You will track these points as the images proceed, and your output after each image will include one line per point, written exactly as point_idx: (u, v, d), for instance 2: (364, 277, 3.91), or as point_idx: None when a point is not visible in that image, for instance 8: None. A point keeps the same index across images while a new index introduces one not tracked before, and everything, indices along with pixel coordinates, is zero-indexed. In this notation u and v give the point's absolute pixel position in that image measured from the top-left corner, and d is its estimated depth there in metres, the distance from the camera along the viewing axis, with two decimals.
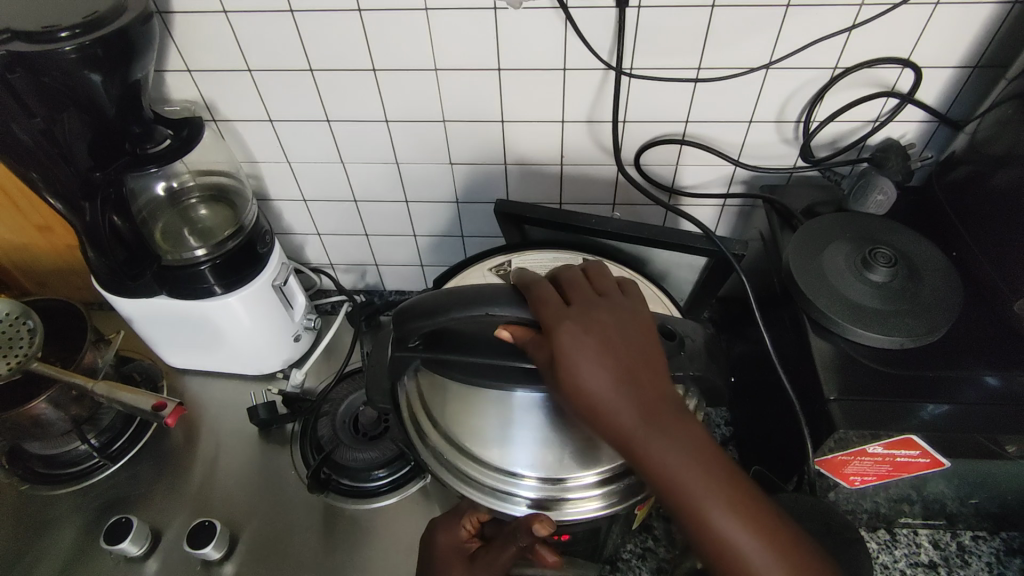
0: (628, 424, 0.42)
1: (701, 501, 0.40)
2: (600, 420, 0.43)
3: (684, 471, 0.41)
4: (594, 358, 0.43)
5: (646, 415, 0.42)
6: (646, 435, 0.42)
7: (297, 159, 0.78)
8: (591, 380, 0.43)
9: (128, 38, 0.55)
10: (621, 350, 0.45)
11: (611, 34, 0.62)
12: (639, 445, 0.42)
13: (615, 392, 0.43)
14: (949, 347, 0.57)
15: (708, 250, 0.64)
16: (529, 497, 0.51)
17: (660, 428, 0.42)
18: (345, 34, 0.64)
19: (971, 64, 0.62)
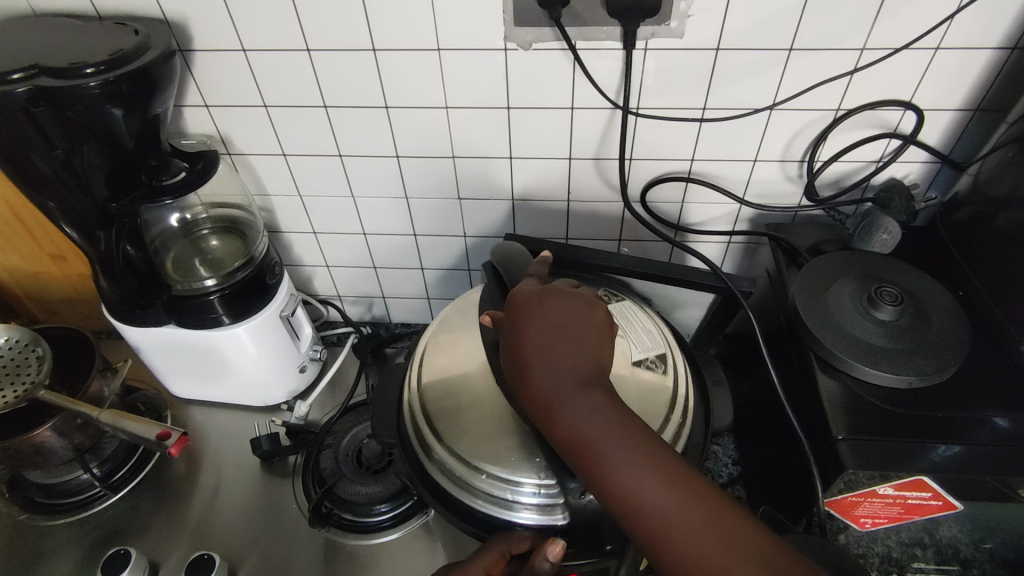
0: (554, 395, 0.44)
1: (618, 472, 0.41)
2: (532, 394, 0.45)
3: (592, 427, 0.43)
4: (538, 329, 0.48)
5: (573, 389, 0.44)
6: (564, 391, 0.44)
7: (308, 193, 0.80)
8: (527, 344, 0.47)
9: (151, 74, 0.57)
10: (564, 332, 0.48)
11: (619, 76, 0.64)
12: (554, 404, 0.44)
13: (543, 355, 0.46)
14: (959, 387, 0.57)
15: (714, 286, 0.65)
16: (531, 502, 0.50)
17: (583, 401, 0.44)
18: (360, 73, 0.66)
19: (971, 107, 0.63)
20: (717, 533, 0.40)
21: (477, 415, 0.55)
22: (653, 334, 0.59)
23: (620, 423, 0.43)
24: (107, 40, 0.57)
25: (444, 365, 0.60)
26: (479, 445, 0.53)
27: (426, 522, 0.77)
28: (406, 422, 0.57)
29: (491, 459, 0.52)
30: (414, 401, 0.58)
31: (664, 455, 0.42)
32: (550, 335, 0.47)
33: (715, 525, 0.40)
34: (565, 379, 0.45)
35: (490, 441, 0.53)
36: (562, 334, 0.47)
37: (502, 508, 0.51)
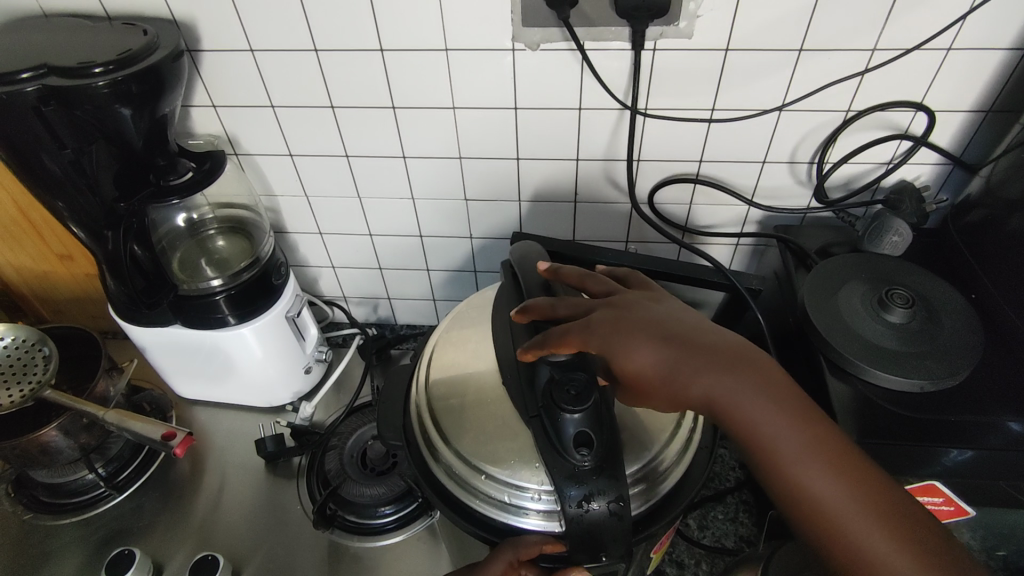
0: (699, 392, 0.46)
1: (799, 465, 0.43)
2: (653, 383, 0.47)
3: (772, 423, 0.44)
4: (647, 341, 0.47)
5: (732, 385, 0.45)
6: (721, 388, 0.45)
7: (315, 194, 0.80)
8: (650, 357, 0.47)
9: (160, 74, 0.57)
10: (668, 316, 0.50)
11: (627, 76, 0.63)
12: (731, 402, 0.45)
13: (667, 360, 0.47)
14: (970, 390, 0.56)
15: (723, 284, 0.64)
16: (537, 508, 0.50)
17: (757, 396, 0.44)
18: (367, 74, 0.66)
19: (983, 109, 0.63)
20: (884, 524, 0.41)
21: (480, 414, 0.55)
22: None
23: (792, 410, 0.44)
24: (116, 40, 0.57)
25: (454, 361, 0.60)
26: (479, 446, 0.53)
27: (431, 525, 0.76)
28: (414, 422, 0.57)
29: (497, 462, 0.51)
30: (421, 393, 0.58)
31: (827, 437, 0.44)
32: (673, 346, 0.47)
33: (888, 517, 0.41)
34: (705, 366, 0.46)
35: (492, 441, 0.53)
36: (667, 320, 0.49)
37: (502, 511, 0.51)
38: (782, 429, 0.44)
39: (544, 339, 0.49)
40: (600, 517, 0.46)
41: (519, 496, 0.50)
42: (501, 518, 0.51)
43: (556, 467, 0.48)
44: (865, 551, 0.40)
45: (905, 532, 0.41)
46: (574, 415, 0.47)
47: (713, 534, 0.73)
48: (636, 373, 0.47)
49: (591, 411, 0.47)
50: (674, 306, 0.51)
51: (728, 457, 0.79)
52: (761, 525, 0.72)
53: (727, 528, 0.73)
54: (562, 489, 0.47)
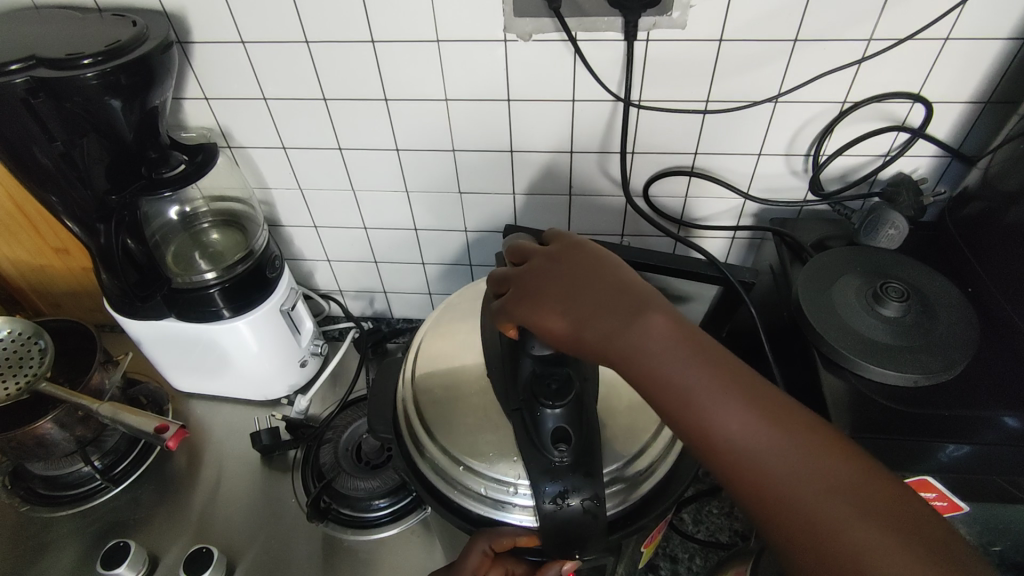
0: (613, 349, 0.41)
1: (731, 429, 0.38)
2: (566, 345, 0.43)
3: (690, 382, 0.39)
4: (558, 304, 0.44)
5: (647, 341, 0.40)
6: (632, 345, 0.40)
7: (309, 187, 0.79)
8: (561, 320, 0.43)
9: (150, 65, 0.56)
10: (577, 272, 0.45)
11: (620, 68, 0.63)
12: (647, 360, 0.40)
13: (574, 318, 0.43)
14: (967, 385, 0.55)
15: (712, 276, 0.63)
16: (520, 503, 0.49)
17: (676, 356, 0.40)
18: (359, 66, 0.66)
19: (982, 100, 0.62)
20: (829, 481, 0.36)
21: (465, 405, 0.56)
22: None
23: (713, 368, 0.39)
24: (105, 32, 0.57)
25: (443, 353, 0.60)
26: (463, 436, 0.53)
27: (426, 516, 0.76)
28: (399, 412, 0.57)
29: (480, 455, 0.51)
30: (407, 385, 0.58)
31: (757, 394, 0.39)
32: (581, 304, 0.43)
33: (830, 476, 0.36)
34: (614, 326, 0.41)
35: (475, 434, 0.53)
36: (576, 277, 0.44)
37: (485, 505, 0.50)
38: (706, 393, 0.39)
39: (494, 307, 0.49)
40: (575, 515, 0.47)
41: (501, 492, 0.50)
42: (482, 513, 0.50)
43: (535, 462, 0.48)
44: (809, 515, 0.36)
45: (854, 488, 0.36)
46: (555, 409, 0.48)
47: (708, 528, 0.73)
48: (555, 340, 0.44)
49: (572, 405, 0.48)
50: (593, 254, 0.46)
51: None
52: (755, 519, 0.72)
53: (722, 522, 0.73)
54: (536, 484, 0.47)
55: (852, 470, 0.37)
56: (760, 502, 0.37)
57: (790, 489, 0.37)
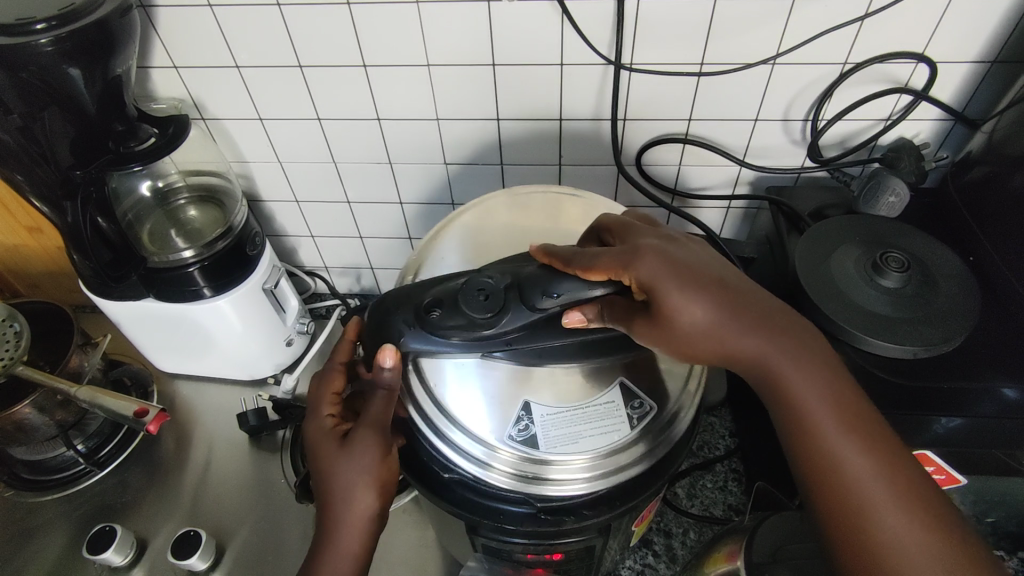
0: (747, 352, 0.39)
1: (843, 449, 0.39)
2: (690, 335, 0.40)
3: (812, 398, 0.39)
4: (691, 285, 0.40)
5: (780, 354, 0.39)
6: (769, 350, 0.39)
7: (288, 159, 0.76)
8: (693, 307, 0.39)
9: (109, 30, 0.53)
10: (714, 263, 0.42)
11: (610, 29, 0.59)
12: (776, 370, 0.39)
13: (712, 308, 0.39)
14: (967, 357, 0.54)
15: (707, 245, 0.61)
16: (505, 473, 0.48)
17: (801, 372, 0.40)
18: (335, 31, 0.62)
19: (988, 59, 0.59)
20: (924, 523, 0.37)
21: None
22: (578, 415, 0.48)
23: (835, 391, 0.40)
24: None
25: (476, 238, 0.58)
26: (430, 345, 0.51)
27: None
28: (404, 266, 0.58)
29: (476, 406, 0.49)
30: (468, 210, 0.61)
31: (870, 424, 0.39)
32: (720, 294, 0.40)
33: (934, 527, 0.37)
34: (755, 329, 0.39)
35: None
36: (711, 265, 0.42)
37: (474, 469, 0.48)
38: (823, 409, 0.39)
39: (584, 258, 0.45)
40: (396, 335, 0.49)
41: (481, 450, 0.48)
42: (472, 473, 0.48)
43: (415, 300, 0.50)
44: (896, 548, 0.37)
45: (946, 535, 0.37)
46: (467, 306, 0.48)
47: (701, 503, 0.72)
48: (678, 322, 0.40)
49: (467, 328, 0.47)
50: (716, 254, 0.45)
51: (718, 426, 0.78)
52: (750, 493, 0.71)
53: (716, 497, 0.73)
54: (397, 315, 0.49)
55: (939, 518, 0.38)
56: (847, 522, 0.38)
57: (883, 518, 0.37)
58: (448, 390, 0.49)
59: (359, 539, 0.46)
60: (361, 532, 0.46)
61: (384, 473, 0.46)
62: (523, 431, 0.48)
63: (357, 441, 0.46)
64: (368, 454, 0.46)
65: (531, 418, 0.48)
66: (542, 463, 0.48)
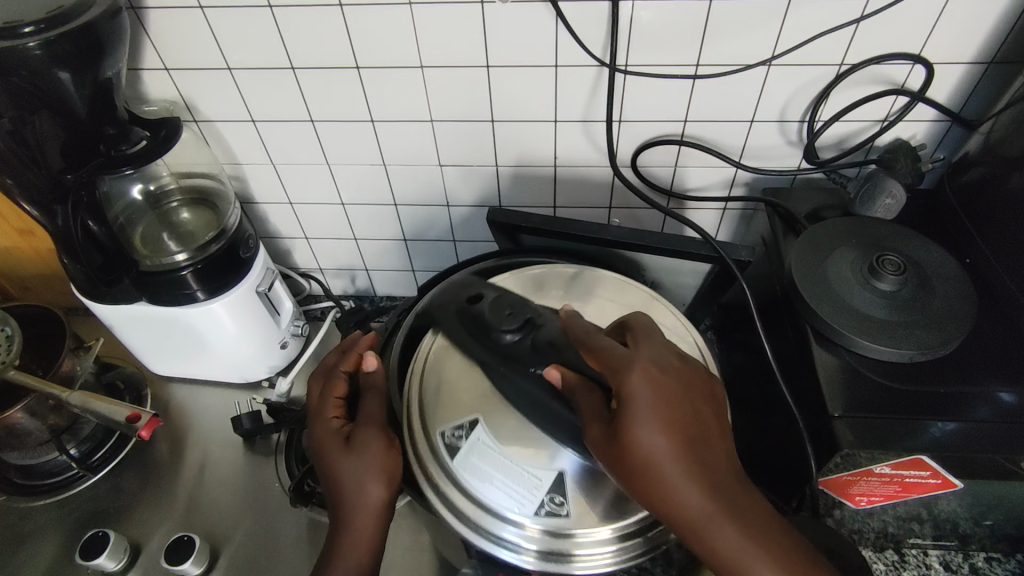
0: (693, 505, 0.41)
1: None
2: (640, 475, 0.42)
3: (755, 559, 0.40)
4: (649, 423, 0.42)
5: (723, 514, 0.41)
6: (711, 508, 0.41)
7: (281, 162, 0.76)
8: (648, 450, 0.42)
9: (98, 33, 0.52)
10: (685, 404, 0.44)
11: (605, 30, 0.59)
12: (714, 526, 0.40)
13: (664, 452, 0.42)
14: (963, 360, 0.54)
15: (708, 255, 0.62)
16: (516, 539, 0.48)
17: (746, 532, 0.40)
18: (327, 33, 0.62)
19: (985, 60, 0.59)
20: None
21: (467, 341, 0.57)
22: (509, 463, 0.49)
23: (781, 551, 0.40)
24: None
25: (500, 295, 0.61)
26: (441, 366, 0.55)
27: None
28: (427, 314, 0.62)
29: (473, 452, 0.50)
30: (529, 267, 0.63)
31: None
32: (675, 439, 0.42)
33: None
34: (701, 484, 0.41)
35: (449, 369, 0.55)
36: (680, 406, 0.44)
37: (481, 539, 0.48)
38: (766, 568, 0.40)
39: (591, 338, 0.50)
40: (434, 303, 0.58)
41: (499, 525, 0.48)
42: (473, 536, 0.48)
43: (454, 295, 0.58)
44: None
45: None
46: (488, 300, 0.56)
47: None
48: (632, 460, 0.42)
49: (485, 328, 0.54)
50: (701, 390, 0.46)
51: None
52: None
53: None
54: (437, 298, 0.59)
55: None
56: None
57: None
58: (455, 442, 0.51)
59: (373, 530, 0.49)
60: (375, 525, 0.49)
61: (389, 465, 0.50)
62: (455, 437, 0.51)
63: (361, 441, 0.50)
64: (373, 450, 0.50)
65: (469, 434, 0.51)
66: (569, 539, 0.47)
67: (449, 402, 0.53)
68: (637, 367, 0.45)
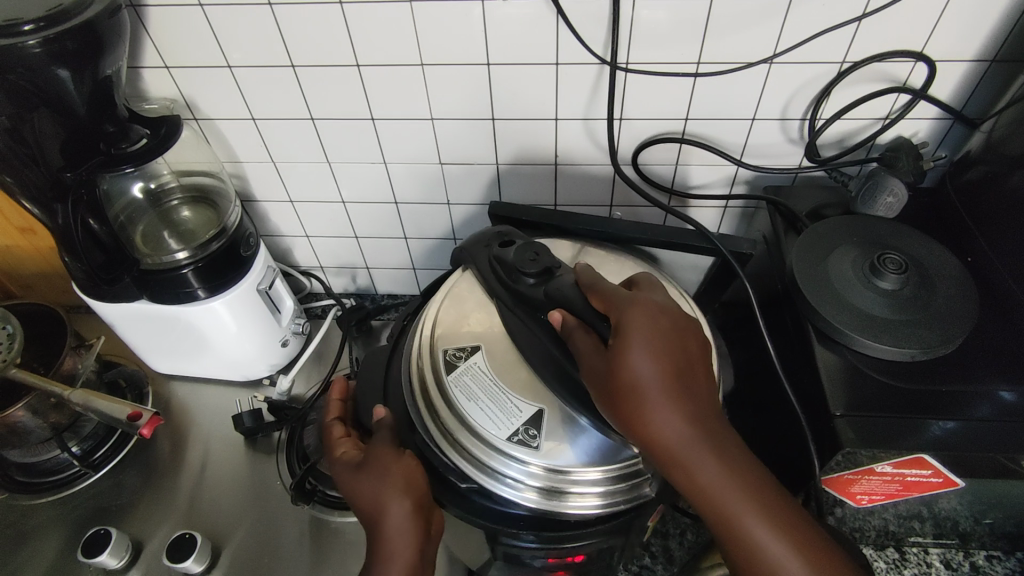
0: (674, 433, 0.41)
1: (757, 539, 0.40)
2: (629, 399, 0.42)
3: (729, 487, 0.40)
4: (643, 352, 0.43)
5: (702, 443, 0.41)
6: (693, 435, 0.41)
7: (282, 160, 0.76)
8: (639, 375, 0.42)
9: (97, 31, 0.52)
10: (681, 341, 0.45)
11: (606, 28, 0.59)
12: (692, 452, 0.41)
13: (654, 378, 0.42)
14: (964, 359, 0.54)
15: (701, 246, 0.62)
16: (510, 472, 0.49)
17: (722, 462, 0.41)
18: (327, 30, 0.62)
19: (987, 58, 0.59)
20: None
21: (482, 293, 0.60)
22: (498, 391, 0.52)
23: (754, 484, 0.41)
24: None
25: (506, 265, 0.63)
26: (455, 306, 0.58)
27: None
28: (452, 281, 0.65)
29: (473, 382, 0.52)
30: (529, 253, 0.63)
31: (787, 519, 0.40)
32: (666, 367, 0.43)
33: None
34: (686, 412, 0.42)
35: (465, 311, 0.58)
36: (677, 343, 0.45)
37: (482, 474, 0.49)
38: (737, 496, 0.40)
39: (596, 282, 0.51)
40: (463, 252, 0.62)
41: (495, 457, 0.49)
42: (465, 465, 0.50)
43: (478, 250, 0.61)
44: None
45: None
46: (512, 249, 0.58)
47: None
48: (624, 385, 0.43)
49: (507, 269, 0.57)
50: (697, 335, 0.47)
51: None
52: None
53: None
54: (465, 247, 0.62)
55: None
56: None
57: None
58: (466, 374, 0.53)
59: (411, 545, 0.46)
60: (412, 541, 0.46)
61: (414, 482, 0.49)
62: (455, 356, 0.54)
63: (374, 461, 0.50)
64: (386, 464, 0.49)
65: (468, 357, 0.54)
66: (563, 479, 0.49)
67: (461, 337, 0.56)
68: (636, 306, 0.46)
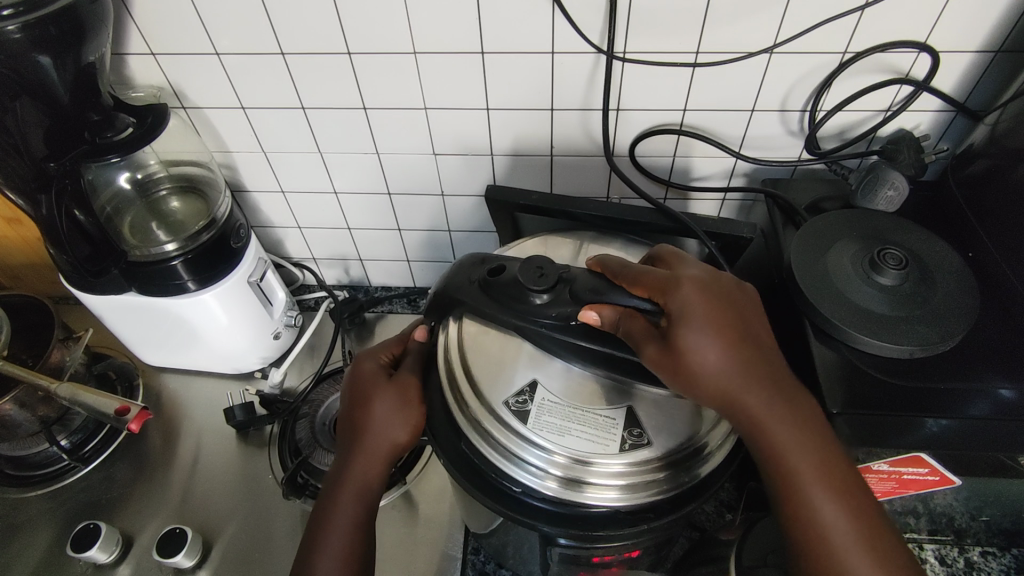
0: (743, 403, 0.43)
1: (818, 501, 0.43)
2: (696, 378, 0.43)
3: (794, 452, 0.43)
4: (705, 332, 0.43)
5: (767, 409, 0.43)
6: (758, 403, 0.43)
7: (273, 149, 0.74)
8: (703, 353, 0.43)
9: (79, 16, 0.50)
10: (738, 311, 0.45)
11: (603, 16, 0.57)
12: (759, 418, 0.43)
13: (717, 356, 0.43)
14: (964, 356, 0.53)
15: (680, 228, 0.61)
16: (540, 466, 0.47)
17: (788, 425, 0.43)
18: (317, 15, 0.60)
19: (991, 49, 0.58)
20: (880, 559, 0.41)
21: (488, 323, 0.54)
22: (564, 407, 0.49)
23: (814, 446, 0.44)
24: None
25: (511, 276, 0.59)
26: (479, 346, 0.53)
27: (431, 463, 0.78)
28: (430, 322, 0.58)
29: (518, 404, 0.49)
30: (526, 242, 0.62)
31: (843, 477, 0.43)
32: (728, 344, 0.43)
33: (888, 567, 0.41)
34: (751, 385, 0.43)
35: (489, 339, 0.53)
36: (734, 316, 0.45)
37: (503, 458, 0.48)
38: (800, 457, 0.43)
39: (628, 267, 0.50)
40: (447, 284, 0.56)
41: (526, 450, 0.48)
42: (503, 464, 0.48)
43: (462, 278, 0.55)
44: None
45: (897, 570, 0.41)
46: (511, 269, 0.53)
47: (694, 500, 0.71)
48: (690, 365, 0.43)
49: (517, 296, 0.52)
50: (748, 305, 0.47)
51: None
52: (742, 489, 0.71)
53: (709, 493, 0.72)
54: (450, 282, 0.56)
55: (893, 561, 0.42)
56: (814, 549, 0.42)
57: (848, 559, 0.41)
58: (509, 391, 0.50)
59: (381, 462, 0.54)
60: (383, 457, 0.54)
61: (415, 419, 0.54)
62: (518, 404, 0.49)
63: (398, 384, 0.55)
64: (403, 398, 0.54)
65: (531, 398, 0.50)
66: (585, 469, 0.47)
67: (494, 360, 0.52)
68: (685, 282, 0.46)
